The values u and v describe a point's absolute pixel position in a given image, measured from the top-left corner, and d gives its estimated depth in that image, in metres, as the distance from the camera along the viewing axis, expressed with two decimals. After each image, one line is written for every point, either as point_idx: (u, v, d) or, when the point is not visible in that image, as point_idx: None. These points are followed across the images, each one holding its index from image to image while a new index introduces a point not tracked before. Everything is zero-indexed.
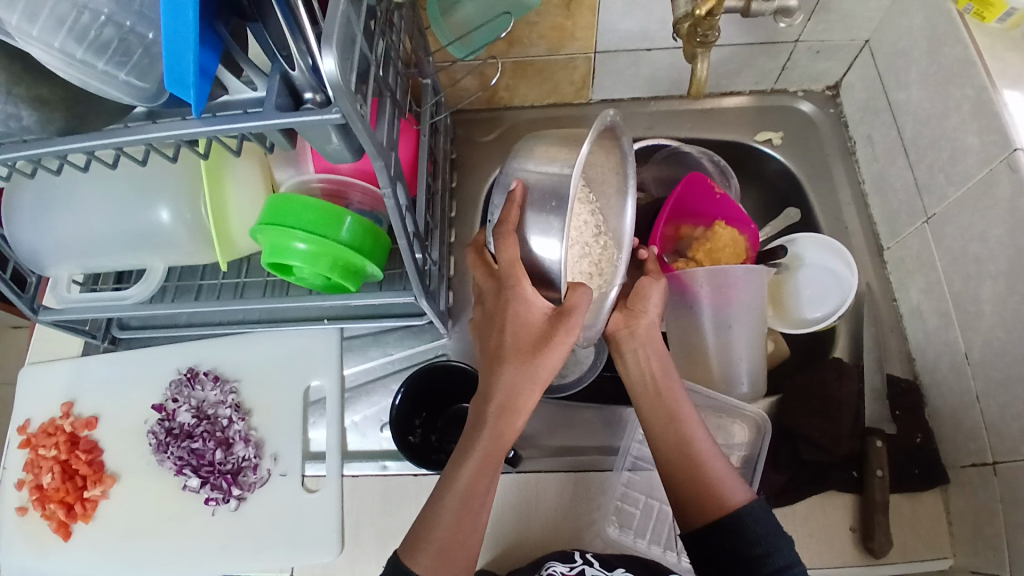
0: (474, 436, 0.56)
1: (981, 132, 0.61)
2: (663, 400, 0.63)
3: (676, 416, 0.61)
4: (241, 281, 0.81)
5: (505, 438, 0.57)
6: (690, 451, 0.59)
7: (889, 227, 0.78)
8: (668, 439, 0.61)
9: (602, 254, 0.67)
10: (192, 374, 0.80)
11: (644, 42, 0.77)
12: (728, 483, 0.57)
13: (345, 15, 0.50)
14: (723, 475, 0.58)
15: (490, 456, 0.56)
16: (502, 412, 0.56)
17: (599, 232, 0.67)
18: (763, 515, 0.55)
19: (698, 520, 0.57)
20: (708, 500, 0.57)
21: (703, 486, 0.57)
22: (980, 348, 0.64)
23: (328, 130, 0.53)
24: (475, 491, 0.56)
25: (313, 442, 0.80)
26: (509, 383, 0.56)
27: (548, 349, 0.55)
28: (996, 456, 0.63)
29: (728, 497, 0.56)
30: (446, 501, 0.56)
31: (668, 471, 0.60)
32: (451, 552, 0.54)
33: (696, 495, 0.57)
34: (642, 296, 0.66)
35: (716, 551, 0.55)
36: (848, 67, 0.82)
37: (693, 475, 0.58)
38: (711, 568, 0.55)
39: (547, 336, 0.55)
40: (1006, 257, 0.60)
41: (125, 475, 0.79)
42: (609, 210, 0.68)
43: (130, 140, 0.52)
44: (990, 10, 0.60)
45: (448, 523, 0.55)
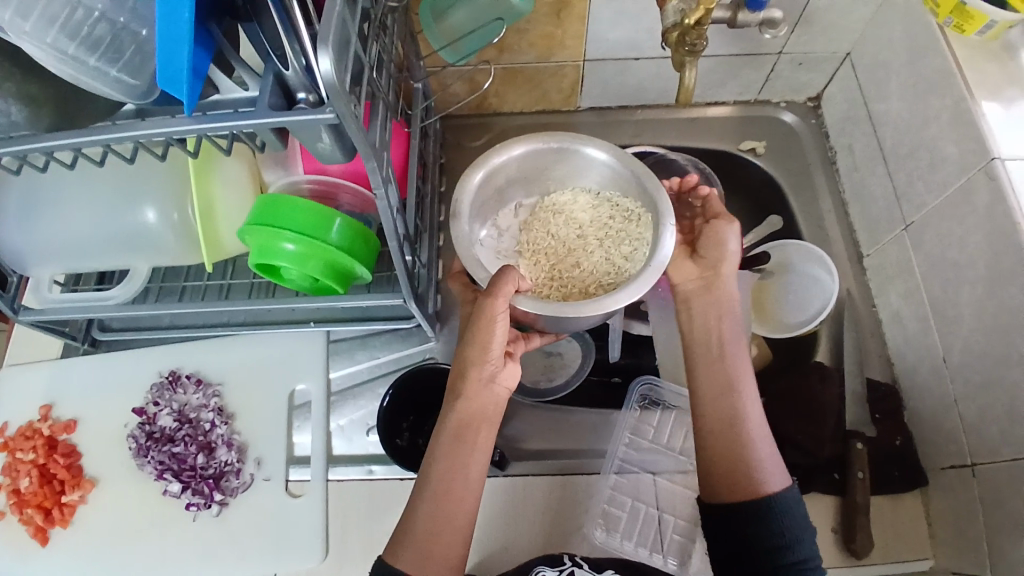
0: (439, 433, 0.58)
1: (960, 141, 0.63)
2: (713, 373, 0.62)
3: (727, 392, 0.60)
4: (226, 282, 0.80)
5: (471, 433, 0.57)
6: (736, 428, 0.59)
7: (869, 234, 0.80)
8: (713, 412, 0.60)
9: (639, 228, 0.71)
10: (174, 377, 0.79)
11: (632, 51, 0.79)
12: (765, 469, 0.57)
13: (341, 17, 0.50)
14: (764, 460, 0.57)
15: (452, 451, 0.57)
16: (452, 401, 0.58)
17: (629, 215, 0.72)
18: (785, 507, 0.55)
19: (728, 496, 0.57)
20: (739, 480, 0.57)
21: (741, 470, 0.57)
22: (959, 352, 0.66)
23: (319, 130, 0.53)
24: (442, 486, 0.56)
25: (298, 446, 0.79)
26: (460, 373, 0.58)
27: (486, 326, 0.56)
28: (974, 457, 0.64)
29: (765, 483, 0.56)
30: (422, 500, 0.56)
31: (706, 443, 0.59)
32: (430, 549, 0.54)
33: (733, 477, 0.57)
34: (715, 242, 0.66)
35: (733, 531, 0.56)
36: (829, 79, 0.84)
37: (735, 458, 0.57)
38: (726, 544, 0.56)
39: (479, 310, 0.57)
40: (984, 263, 0.61)
41: (104, 481, 0.77)
42: (625, 191, 0.72)
43: (117, 137, 0.51)
44: (971, 23, 0.62)
45: (423, 522, 0.55)
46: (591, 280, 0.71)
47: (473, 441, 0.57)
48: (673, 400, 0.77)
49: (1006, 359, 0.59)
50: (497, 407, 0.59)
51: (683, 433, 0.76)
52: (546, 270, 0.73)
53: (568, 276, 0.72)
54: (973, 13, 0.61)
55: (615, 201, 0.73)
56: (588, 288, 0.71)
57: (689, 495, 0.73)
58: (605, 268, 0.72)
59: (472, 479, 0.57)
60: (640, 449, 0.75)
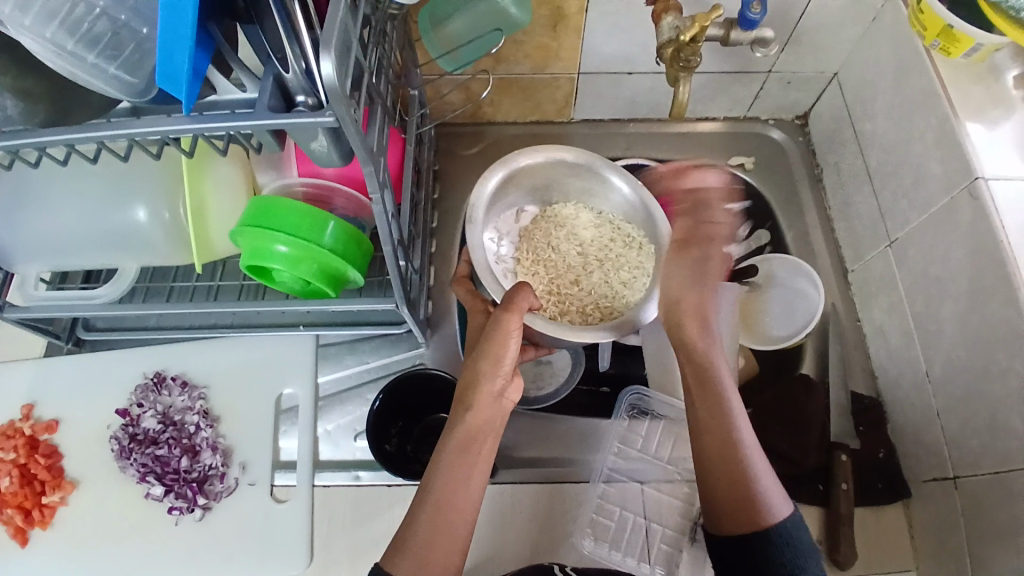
0: (443, 446, 0.57)
1: (944, 160, 0.65)
2: (710, 404, 0.61)
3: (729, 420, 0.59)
4: (215, 283, 0.80)
5: (475, 447, 0.57)
6: (737, 458, 0.57)
7: (854, 250, 0.82)
8: (712, 439, 0.59)
9: (639, 255, 0.78)
10: (158, 378, 0.79)
11: (626, 65, 0.80)
12: (768, 498, 0.56)
13: (343, 22, 0.50)
14: (767, 487, 0.57)
15: (457, 463, 0.56)
16: (460, 413, 0.57)
17: (630, 242, 0.79)
18: (788, 535, 0.54)
19: (731, 523, 0.56)
20: (744, 512, 0.55)
21: (746, 500, 0.56)
22: (941, 366, 0.67)
23: (317, 133, 0.53)
24: (446, 498, 0.55)
25: (285, 451, 0.78)
26: (472, 383, 0.58)
27: (499, 341, 0.58)
28: (956, 469, 0.65)
29: (769, 510, 0.55)
30: (422, 510, 0.55)
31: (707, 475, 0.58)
32: (429, 559, 0.53)
33: (736, 507, 0.56)
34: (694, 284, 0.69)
35: (736, 548, 0.55)
36: (817, 98, 0.86)
37: (741, 488, 0.56)
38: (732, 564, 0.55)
39: (495, 325, 0.58)
40: (966, 278, 0.63)
41: (86, 482, 0.76)
42: (629, 220, 0.80)
43: (112, 134, 0.51)
44: (956, 46, 0.63)
45: (422, 533, 0.53)
46: (590, 301, 0.77)
47: (476, 455, 0.57)
48: (662, 410, 0.78)
49: (988, 373, 0.61)
50: (501, 423, 0.59)
51: (672, 443, 0.76)
52: (544, 281, 0.79)
53: (566, 293, 0.78)
54: (960, 37, 0.62)
55: (616, 225, 0.80)
56: (585, 308, 0.77)
57: (676, 504, 0.74)
58: (604, 288, 0.78)
59: (472, 492, 0.56)
60: (628, 458, 0.75)
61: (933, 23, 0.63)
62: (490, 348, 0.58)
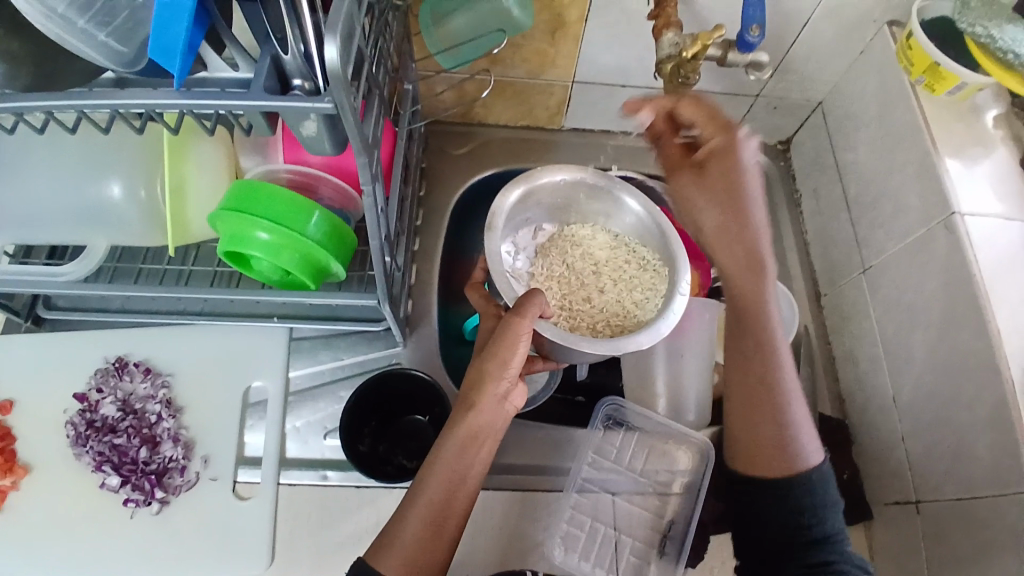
0: (442, 444, 0.56)
1: (922, 193, 0.68)
2: (746, 343, 0.61)
3: (764, 362, 0.60)
4: (186, 268, 0.77)
5: (475, 448, 0.56)
6: (766, 400, 0.60)
7: (828, 275, 0.84)
8: (739, 377, 0.61)
9: (652, 278, 0.76)
10: (120, 363, 0.76)
11: (619, 78, 0.81)
12: (798, 445, 0.59)
13: (350, 8, 0.49)
14: (801, 433, 0.59)
15: (456, 459, 0.55)
16: (463, 411, 0.57)
17: (645, 265, 0.78)
18: (815, 485, 0.57)
19: (746, 468, 0.60)
20: (765, 458, 0.59)
21: (773, 446, 0.59)
22: (909, 392, 0.69)
23: (310, 118, 0.51)
24: (443, 492, 0.54)
25: (249, 447, 0.75)
26: (476, 384, 0.58)
27: (508, 344, 0.57)
28: (919, 493, 0.67)
29: (795, 462, 0.58)
30: (416, 506, 0.54)
31: (733, 415, 0.61)
32: (416, 559, 0.52)
33: (759, 453, 0.59)
34: (717, 195, 0.60)
35: (755, 498, 0.59)
36: (801, 124, 0.88)
37: (766, 434, 0.59)
38: (749, 507, 0.59)
39: (504, 330, 0.58)
40: (938, 307, 0.65)
41: (39, 467, 0.73)
42: (646, 241, 0.78)
43: (95, 104, 0.48)
44: (941, 83, 0.67)
45: (416, 530, 0.53)
46: (601, 320, 0.76)
47: (475, 455, 0.56)
48: (636, 422, 0.77)
49: (955, 401, 0.63)
50: (501, 426, 0.58)
51: (645, 455, 0.76)
52: (558, 296, 0.78)
53: (578, 309, 0.77)
54: (946, 76, 0.66)
55: (632, 247, 0.79)
56: (594, 324, 0.76)
57: (646, 515, 0.74)
58: (617, 308, 0.76)
59: (466, 491, 0.55)
60: (601, 468, 0.75)
61: (921, 60, 0.67)
62: (495, 350, 0.58)
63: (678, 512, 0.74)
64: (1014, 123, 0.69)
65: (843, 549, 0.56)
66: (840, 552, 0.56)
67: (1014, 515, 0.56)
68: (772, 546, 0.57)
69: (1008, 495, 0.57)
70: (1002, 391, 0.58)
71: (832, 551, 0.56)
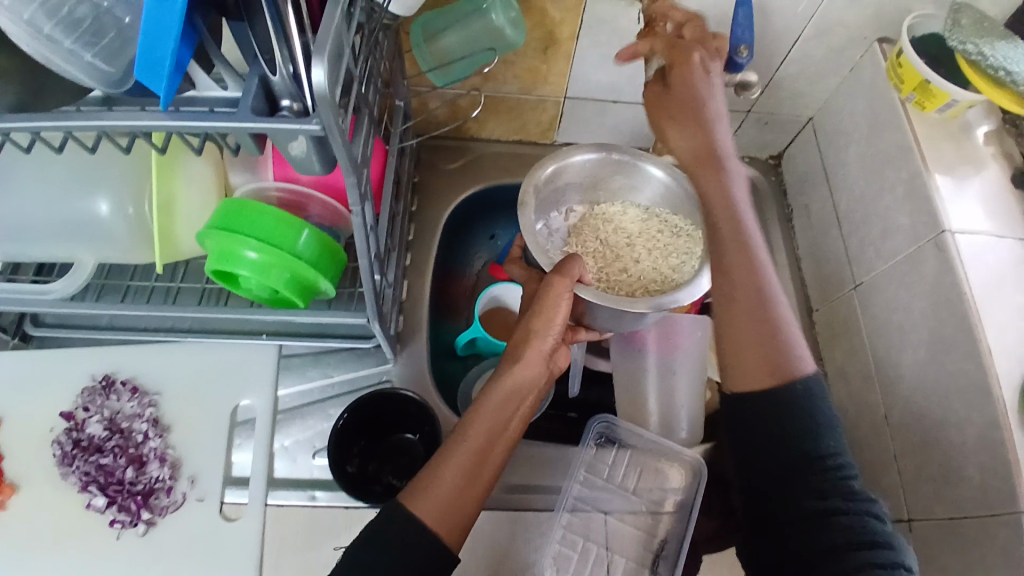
0: (486, 395, 0.57)
1: (911, 212, 0.68)
2: (717, 235, 0.57)
3: (746, 269, 0.56)
4: (174, 285, 0.76)
5: (517, 402, 0.58)
6: (762, 309, 0.55)
7: (819, 290, 0.84)
8: (724, 288, 0.56)
9: (687, 242, 0.76)
10: (107, 382, 0.75)
11: (611, 94, 0.81)
12: (790, 350, 0.55)
13: (338, 30, 0.48)
14: (790, 339, 0.55)
15: (499, 407, 0.56)
16: (507, 365, 0.58)
17: (679, 232, 0.77)
18: (808, 395, 0.54)
19: (745, 383, 0.56)
20: (750, 363, 0.55)
21: (761, 349, 0.55)
22: (900, 411, 0.69)
23: (298, 140, 0.50)
24: (484, 437, 0.55)
25: (236, 466, 0.74)
26: (523, 341, 0.58)
27: (553, 303, 0.58)
28: (911, 512, 0.66)
29: (790, 364, 0.55)
30: (457, 449, 0.54)
31: (718, 317, 0.57)
32: (456, 500, 0.52)
33: (748, 357, 0.55)
34: (681, 101, 0.58)
35: (756, 415, 0.55)
36: (791, 139, 0.89)
37: (752, 340, 0.55)
38: (754, 432, 0.54)
39: (547, 289, 0.59)
40: (927, 327, 0.65)
41: (25, 485, 0.72)
42: (679, 208, 0.77)
43: (82, 125, 0.48)
44: (932, 101, 0.67)
45: (455, 472, 0.53)
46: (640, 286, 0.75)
47: (514, 408, 0.57)
48: (629, 439, 0.77)
49: (945, 422, 0.63)
50: (541, 382, 0.60)
51: (637, 473, 0.76)
52: (594, 270, 0.76)
53: (616, 280, 0.76)
54: (936, 93, 0.66)
55: (663, 218, 0.78)
56: (635, 292, 0.74)
57: (638, 534, 0.73)
58: (655, 274, 0.75)
59: (505, 441, 0.57)
60: (593, 487, 0.75)
61: (910, 77, 0.67)
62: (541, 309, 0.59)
63: (671, 530, 0.73)
64: (1006, 141, 0.70)
65: (852, 489, 0.51)
66: (849, 494, 0.51)
67: (1004, 538, 0.56)
68: (767, 476, 0.54)
69: (997, 516, 0.56)
70: (993, 411, 0.58)
71: (834, 491, 0.51)
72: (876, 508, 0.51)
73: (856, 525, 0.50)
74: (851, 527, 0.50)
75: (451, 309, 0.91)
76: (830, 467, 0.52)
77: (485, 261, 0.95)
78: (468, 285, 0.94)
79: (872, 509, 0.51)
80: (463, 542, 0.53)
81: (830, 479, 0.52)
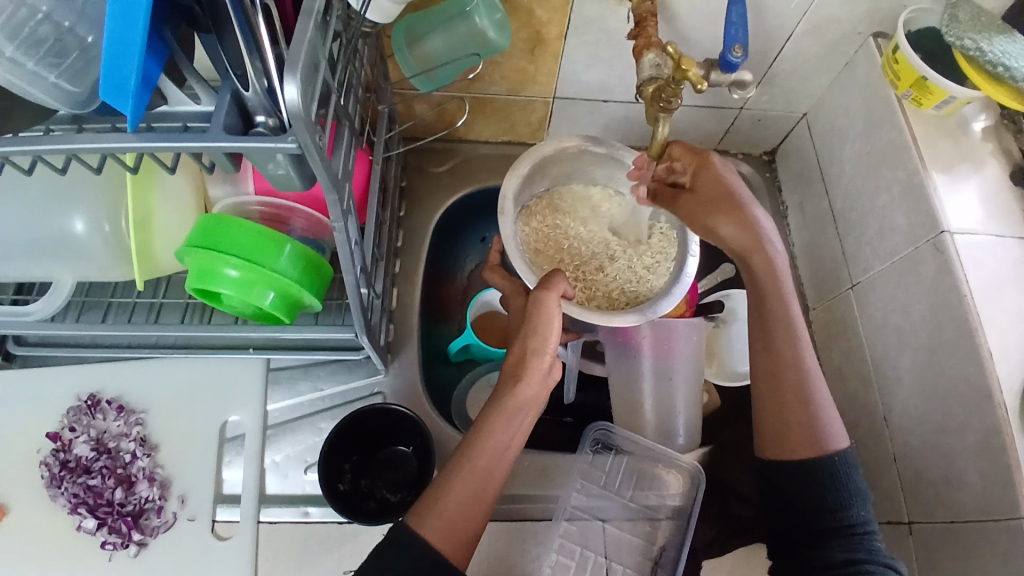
0: (488, 415, 0.54)
1: (909, 213, 0.67)
2: (768, 309, 0.62)
3: (788, 354, 0.62)
4: (157, 301, 0.75)
5: (519, 419, 0.55)
6: (796, 391, 0.61)
7: (816, 290, 0.83)
8: (765, 366, 0.62)
9: (661, 241, 0.75)
10: (93, 401, 0.74)
11: (602, 94, 0.79)
12: (827, 429, 0.60)
13: (313, 39, 0.45)
14: (828, 420, 0.60)
15: (502, 428, 0.54)
16: (509, 385, 0.55)
17: (655, 227, 0.76)
18: (840, 469, 0.59)
19: (774, 448, 0.61)
20: (798, 440, 0.60)
21: (802, 430, 0.60)
22: (899, 413, 0.68)
23: (276, 158, 0.48)
24: (488, 460, 0.53)
25: (227, 483, 0.73)
26: (520, 357, 0.56)
27: (544, 320, 0.57)
28: (911, 515, 0.66)
29: (823, 443, 0.60)
30: (462, 472, 0.52)
31: (761, 389, 0.62)
32: (459, 524, 0.51)
33: (795, 435, 0.60)
34: (717, 193, 0.63)
35: (786, 481, 0.60)
36: (785, 136, 0.88)
37: (796, 420, 0.60)
38: (780, 496, 0.61)
39: (539, 304, 0.58)
40: (926, 329, 0.64)
41: (14, 509, 0.71)
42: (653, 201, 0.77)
43: (52, 148, 0.46)
44: (929, 98, 0.65)
45: (459, 494, 0.51)
46: (617, 287, 0.75)
47: (518, 426, 0.55)
48: (625, 446, 0.76)
49: (946, 427, 0.62)
50: (543, 400, 0.57)
51: (634, 481, 0.75)
52: (570, 266, 0.76)
53: (591, 279, 0.76)
54: (933, 90, 0.64)
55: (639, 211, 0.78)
56: (610, 292, 0.74)
57: (636, 542, 0.72)
58: (631, 273, 0.75)
59: (509, 460, 0.54)
60: (590, 494, 0.74)
61: (907, 74, 0.65)
62: (533, 324, 0.57)
63: (670, 538, 0.72)
64: (1004, 138, 0.68)
65: (871, 547, 0.57)
66: (870, 550, 0.57)
67: (1005, 544, 0.55)
68: (800, 529, 0.60)
69: (997, 522, 0.56)
70: (994, 417, 0.57)
71: (859, 545, 0.57)
72: (893, 562, 0.57)
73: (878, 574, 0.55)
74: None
75: (443, 315, 0.90)
76: (858, 529, 0.58)
77: (477, 266, 0.94)
78: (459, 289, 0.92)
79: (890, 563, 0.56)
80: (467, 563, 0.51)
81: (854, 538, 0.57)
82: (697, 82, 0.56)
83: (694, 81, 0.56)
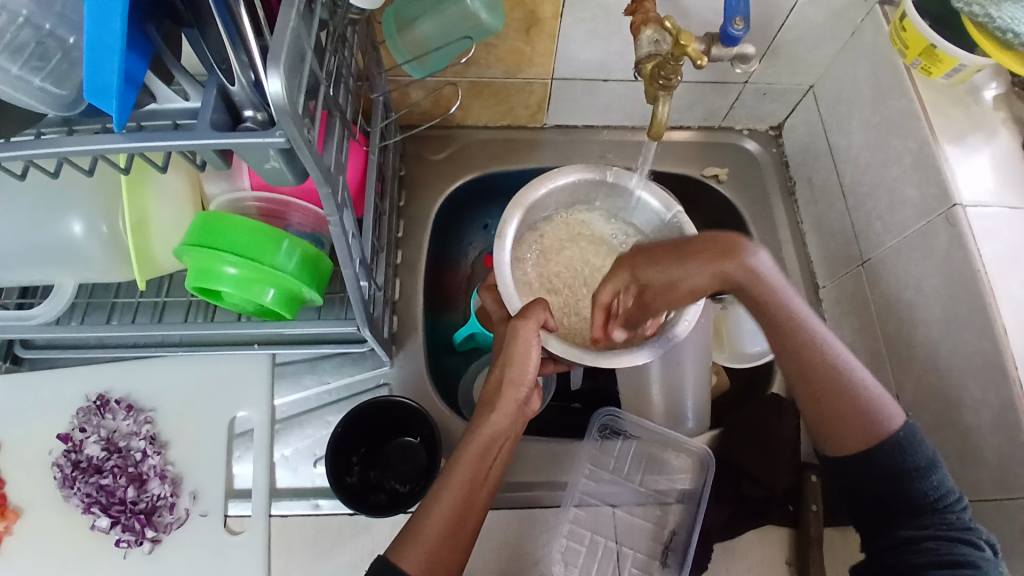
0: (463, 448, 0.54)
1: (922, 185, 0.65)
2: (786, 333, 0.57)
3: (820, 363, 0.56)
4: (161, 300, 0.75)
5: (495, 450, 0.55)
6: (838, 386, 0.56)
7: (826, 267, 0.82)
8: (817, 375, 0.56)
9: None
10: (102, 401, 0.74)
11: (601, 73, 0.78)
12: (878, 410, 0.56)
13: (296, 30, 0.43)
14: (879, 401, 0.56)
15: (476, 459, 0.53)
16: (484, 414, 0.55)
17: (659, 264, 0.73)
18: (902, 445, 0.55)
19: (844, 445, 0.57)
20: (847, 431, 0.56)
21: (855, 421, 0.56)
22: (912, 391, 0.67)
23: (268, 155, 0.46)
24: (466, 489, 0.52)
25: (238, 478, 0.73)
26: (497, 386, 0.56)
27: (521, 350, 0.56)
28: None
29: (873, 422, 0.56)
30: (440, 504, 0.52)
31: (823, 407, 0.57)
32: (441, 555, 0.50)
33: (843, 428, 0.57)
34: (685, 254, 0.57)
35: (855, 471, 0.57)
36: (792, 110, 0.86)
37: (836, 409, 0.56)
38: (853, 482, 0.58)
39: (513, 335, 0.56)
40: (941, 306, 0.63)
41: (30, 510, 0.72)
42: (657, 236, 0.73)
43: (41, 154, 0.45)
44: (939, 66, 0.63)
45: (438, 525, 0.51)
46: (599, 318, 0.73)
47: (495, 456, 0.55)
48: (635, 431, 0.77)
49: (960, 405, 0.61)
50: (519, 429, 0.57)
51: (643, 465, 0.76)
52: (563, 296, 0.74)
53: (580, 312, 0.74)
54: (942, 57, 0.62)
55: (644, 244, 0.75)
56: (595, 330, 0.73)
57: (647, 526, 0.72)
58: None
59: (488, 487, 0.54)
60: (600, 480, 0.74)
61: (915, 42, 0.63)
62: (502, 358, 0.57)
63: (681, 522, 0.72)
64: (1017, 104, 0.65)
65: (956, 520, 0.54)
66: (960, 527, 0.53)
67: None
68: (880, 509, 0.57)
69: (1016, 500, 0.55)
70: (1011, 394, 0.55)
71: (947, 522, 0.54)
72: (969, 535, 0.53)
73: (945, 552, 0.52)
74: (941, 558, 0.52)
75: (447, 304, 0.89)
76: (941, 503, 0.55)
77: (479, 252, 0.93)
78: (463, 277, 0.91)
79: (963, 536, 0.53)
80: None
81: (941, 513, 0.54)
82: (697, 58, 0.54)
83: (695, 56, 0.54)
